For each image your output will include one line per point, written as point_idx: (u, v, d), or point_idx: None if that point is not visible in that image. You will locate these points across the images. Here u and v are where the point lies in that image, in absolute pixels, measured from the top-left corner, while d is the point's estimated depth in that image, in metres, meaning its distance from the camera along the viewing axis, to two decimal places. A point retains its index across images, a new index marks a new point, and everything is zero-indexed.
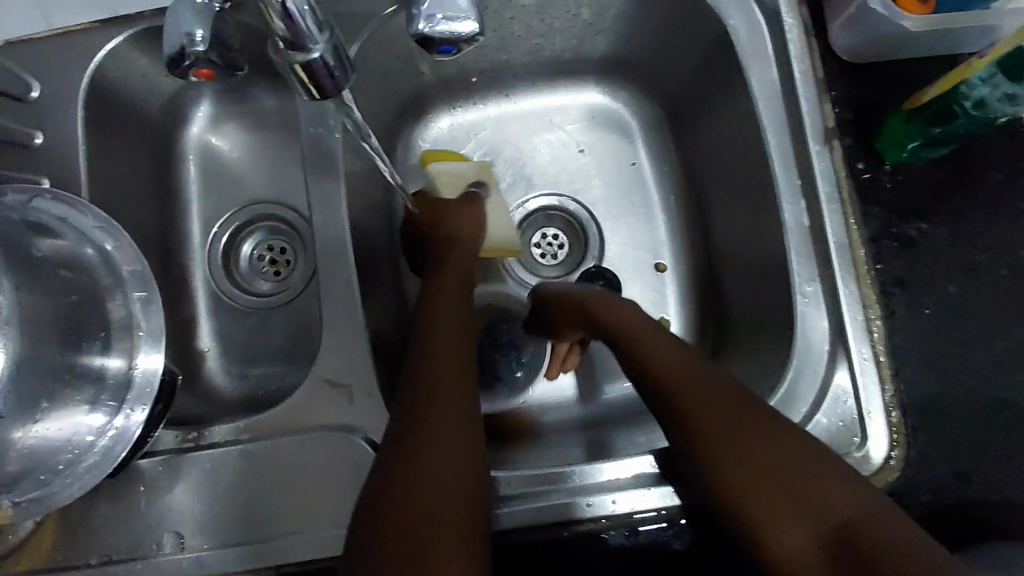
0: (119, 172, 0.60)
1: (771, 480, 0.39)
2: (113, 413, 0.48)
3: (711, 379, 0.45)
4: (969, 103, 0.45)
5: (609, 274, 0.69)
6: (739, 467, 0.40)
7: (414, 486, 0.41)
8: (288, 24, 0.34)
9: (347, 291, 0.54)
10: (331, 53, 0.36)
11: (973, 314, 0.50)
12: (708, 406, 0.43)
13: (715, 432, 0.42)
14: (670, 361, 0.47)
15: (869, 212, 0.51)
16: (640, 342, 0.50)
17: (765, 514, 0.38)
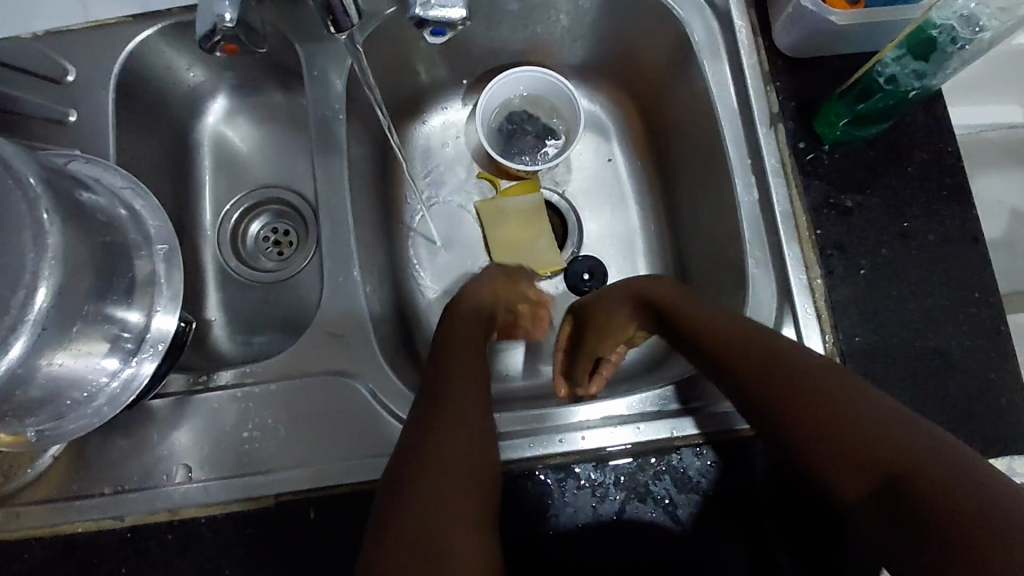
0: (141, 150, 0.66)
1: (835, 415, 0.41)
2: (126, 359, 0.53)
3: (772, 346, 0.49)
4: (882, 79, 0.49)
5: (586, 259, 0.77)
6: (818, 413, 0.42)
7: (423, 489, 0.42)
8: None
9: (345, 254, 0.60)
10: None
11: (904, 274, 0.56)
12: (773, 374, 0.47)
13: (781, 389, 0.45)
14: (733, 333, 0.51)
15: (810, 185, 0.58)
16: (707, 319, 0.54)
17: (850, 459, 0.40)
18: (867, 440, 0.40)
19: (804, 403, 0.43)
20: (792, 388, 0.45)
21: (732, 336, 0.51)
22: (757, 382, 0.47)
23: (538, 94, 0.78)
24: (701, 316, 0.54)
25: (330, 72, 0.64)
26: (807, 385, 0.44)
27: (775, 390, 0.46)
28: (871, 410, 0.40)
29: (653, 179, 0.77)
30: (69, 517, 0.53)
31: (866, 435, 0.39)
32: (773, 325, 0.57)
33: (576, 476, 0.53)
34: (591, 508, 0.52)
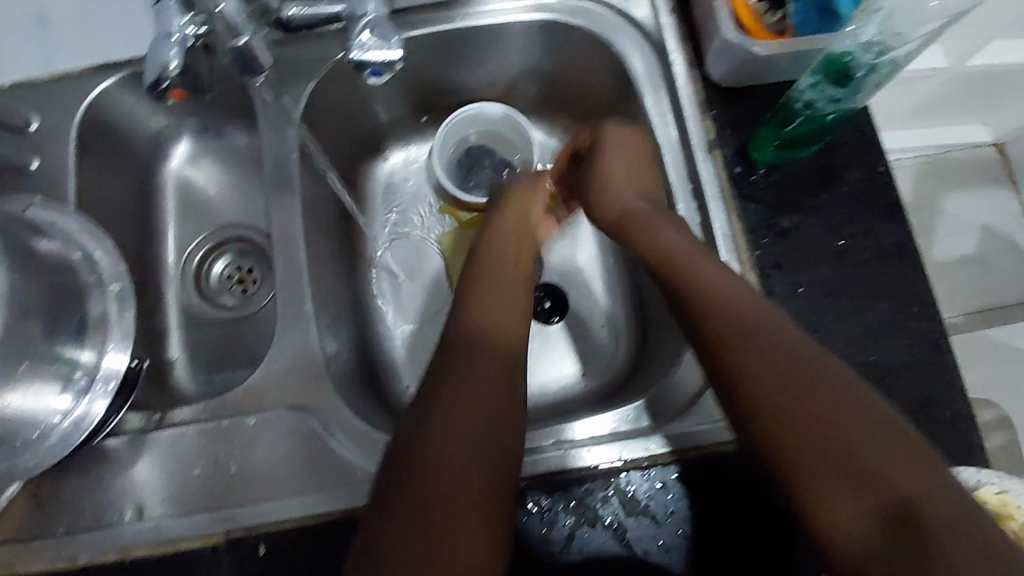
0: (104, 194, 0.68)
1: (835, 434, 0.42)
2: (79, 397, 0.54)
3: (779, 332, 0.47)
4: (800, 104, 0.52)
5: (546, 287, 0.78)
6: (816, 425, 0.42)
7: (423, 507, 0.42)
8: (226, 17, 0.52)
9: (299, 289, 0.61)
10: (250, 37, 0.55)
11: (842, 291, 0.58)
12: (781, 366, 0.45)
13: (783, 390, 0.44)
14: (740, 310, 0.49)
15: (748, 208, 0.59)
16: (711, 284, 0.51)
17: (845, 484, 0.40)
18: (862, 466, 0.40)
19: (806, 412, 0.43)
20: (798, 390, 0.44)
21: (740, 312, 0.49)
22: (758, 370, 0.46)
23: (494, 128, 0.81)
24: (703, 281, 0.52)
25: (284, 114, 0.66)
26: (813, 391, 0.44)
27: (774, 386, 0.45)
28: (874, 444, 0.41)
29: None
30: (22, 559, 0.54)
31: (863, 467, 0.40)
32: None
33: (531, 502, 0.54)
34: (553, 532, 0.53)
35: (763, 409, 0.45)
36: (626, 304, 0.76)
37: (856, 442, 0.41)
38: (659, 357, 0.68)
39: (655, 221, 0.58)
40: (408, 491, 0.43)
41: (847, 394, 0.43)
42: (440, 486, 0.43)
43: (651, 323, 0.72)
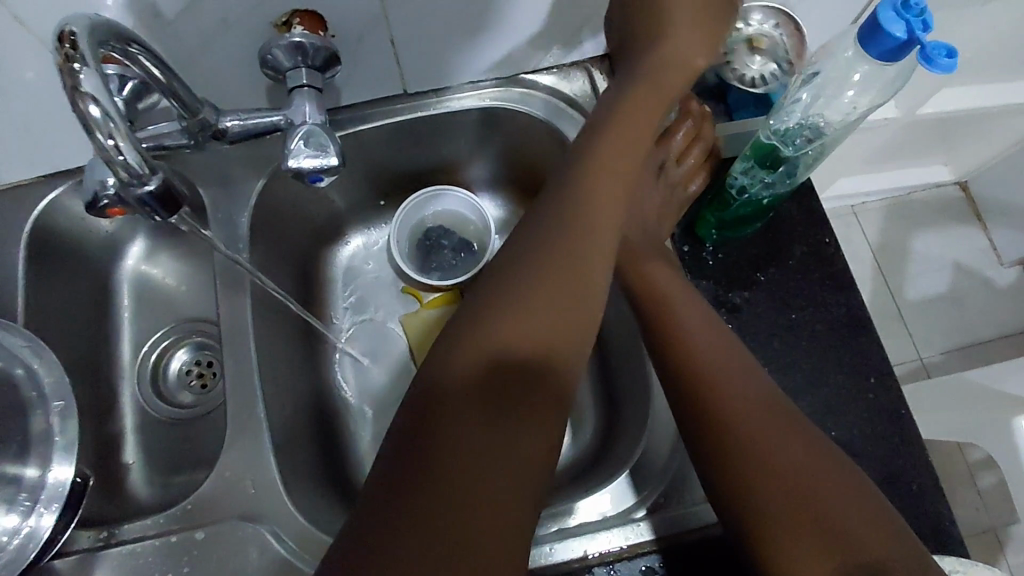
0: (54, 301, 0.67)
1: (794, 488, 0.41)
2: (26, 514, 0.52)
3: (753, 383, 0.47)
4: (735, 189, 0.53)
5: None
6: (776, 478, 0.42)
7: (449, 490, 0.41)
8: (129, 172, 0.43)
9: (252, 390, 0.60)
10: (160, 183, 0.46)
11: (796, 365, 0.58)
12: (747, 415, 0.45)
13: (762, 435, 0.44)
14: (712, 356, 0.48)
15: (698, 285, 0.60)
16: (680, 325, 0.50)
17: (814, 535, 0.40)
18: (835, 518, 0.40)
19: (786, 456, 0.43)
20: (772, 442, 0.43)
21: (711, 368, 0.48)
22: (739, 419, 0.45)
23: (450, 208, 0.81)
24: (676, 312, 0.51)
25: (235, 212, 0.67)
26: (779, 441, 0.43)
27: (754, 430, 0.44)
28: (845, 499, 0.41)
29: None
30: None
31: (826, 527, 0.40)
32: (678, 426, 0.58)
33: None
34: None
35: (743, 461, 0.43)
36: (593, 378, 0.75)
37: (828, 495, 0.41)
38: (625, 434, 0.67)
39: (645, 252, 0.56)
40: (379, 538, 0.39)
41: (816, 449, 0.43)
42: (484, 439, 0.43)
43: (617, 398, 0.71)
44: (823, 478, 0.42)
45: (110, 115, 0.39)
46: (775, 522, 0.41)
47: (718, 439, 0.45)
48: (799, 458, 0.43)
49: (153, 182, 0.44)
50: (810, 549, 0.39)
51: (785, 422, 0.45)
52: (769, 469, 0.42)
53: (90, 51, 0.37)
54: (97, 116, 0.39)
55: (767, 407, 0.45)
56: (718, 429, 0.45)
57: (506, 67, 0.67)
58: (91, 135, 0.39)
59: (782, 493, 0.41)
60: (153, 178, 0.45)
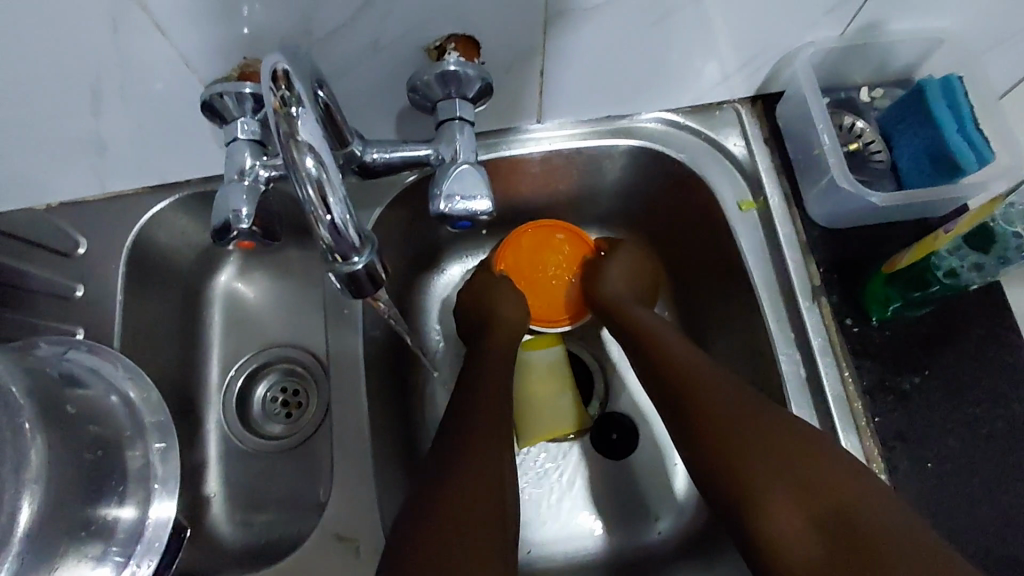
0: (148, 320, 0.63)
1: (767, 463, 0.48)
2: (119, 568, 0.46)
3: (718, 380, 0.54)
4: (941, 271, 0.49)
5: (620, 417, 0.71)
6: (751, 463, 0.49)
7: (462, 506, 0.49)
8: (334, 234, 0.35)
9: (358, 439, 0.56)
10: (368, 253, 0.39)
11: (974, 466, 0.51)
12: (733, 424, 0.51)
13: (731, 423, 0.51)
14: (691, 366, 0.55)
15: (863, 365, 0.53)
16: (662, 346, 0.58)
17: (789, 498, 0.47)
18: (806, 481, 0.47)
19: (758, 439, 0.49)
20: (746, 431, 0.50)
21: (695, 376, 0.54)
22: (714, 416, 0.52)
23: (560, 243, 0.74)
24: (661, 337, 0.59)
25: None
26: (756, 430, 0.50)
27: (728, 422, 0.51)
28: (814, 465, 0.47)
29: None
30: None
31: (802, 490, 0.47)
32: None
33: None
34: None
35: (723, 451, 0.50)
36: None
37: (798, 468, 0.48)
38: None
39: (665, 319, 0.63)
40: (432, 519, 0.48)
41: (790, 428, 0.50)
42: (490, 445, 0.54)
43: None
44: (798, 449, 0.48)
45: (325, 166, 0.33)
46: (756, 495, 0.48)
47: (698, 438, 0.52)
48: (771, 440, 0.49)
49: (363, 253, 0.37)
50: (790, 511, 0.46)
51: (759, 410, 0.51)
52: (746, 451, 0.50)
53: (305, 92, 0.33)
54: (309, 168, 0.33)
55: (739, 400, 0.52)
56: (701, 425, 0.52)
57: (648, 104, 0.62)
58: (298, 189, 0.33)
59: (758, 471, 0.48)
60: (361, 249, 0.38)
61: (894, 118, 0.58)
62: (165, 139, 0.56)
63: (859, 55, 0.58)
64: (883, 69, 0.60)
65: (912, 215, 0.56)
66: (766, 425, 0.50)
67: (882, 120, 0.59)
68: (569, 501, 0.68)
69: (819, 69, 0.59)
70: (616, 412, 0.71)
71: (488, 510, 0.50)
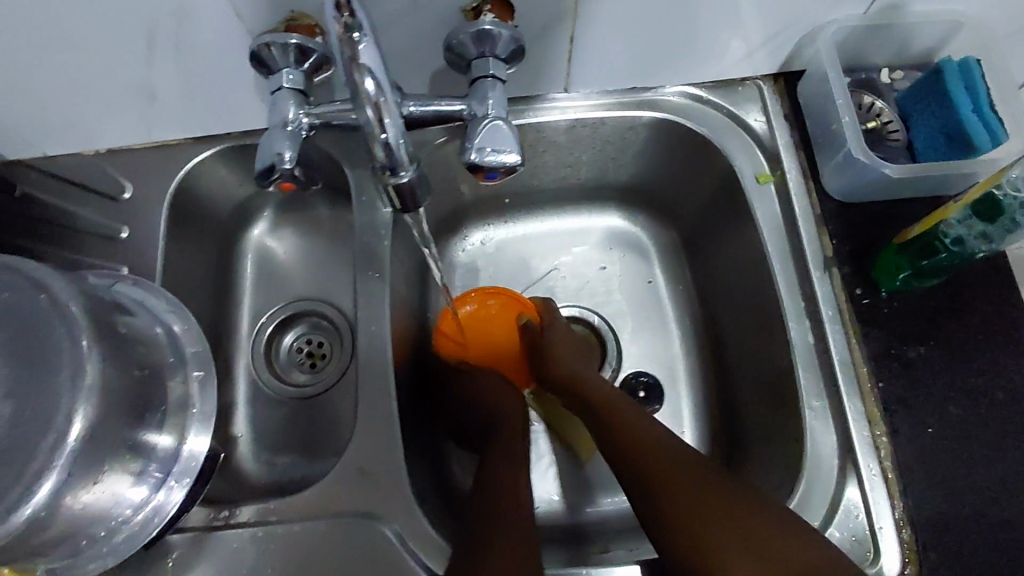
0: (186, 265, 0.67)
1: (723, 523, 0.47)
2: (156, 487, 0.51)
3: (669, 444, 0.53)
4: (949, 239, 0.50)
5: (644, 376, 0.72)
6: (704, 524, 0.47)
7: (512, 535, 0.49)
8: (386, 151, 0.38)
9: (382, 383, 0.59)
10: (415, 172, 0.41)
11: (974, 433, 0.52)
12: (718, 513, 0.48)
13: (686, 485, 0.50)
14: (642, 429, 0.54)
15: (870, 333, 0.55)
16: (629, 425, 0.54)
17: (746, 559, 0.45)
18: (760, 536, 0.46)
19: (712, 501, 0.48)
20: (698, 492, 0.49)
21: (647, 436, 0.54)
22: (667, 478, 0.50)
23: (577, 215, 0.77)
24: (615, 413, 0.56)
25: (377, 197, 0.65)
26: (709, 492, 0.49)
27: (679, 486, 0.50)
28: (765, 525, 0.47)
29: (695, 310, 0.74)
30: None
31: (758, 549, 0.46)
32: (836, 487, 0.53)
33: None
34: None
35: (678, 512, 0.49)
36: (712, 411, 0.70)
37: (752, 527, 0.47)
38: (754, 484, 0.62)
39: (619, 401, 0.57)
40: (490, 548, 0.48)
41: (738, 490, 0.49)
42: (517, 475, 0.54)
43: (737, 438, 0.66)
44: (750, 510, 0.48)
45: (383, 88, 0.35)
46: (711, 559, 0.46)
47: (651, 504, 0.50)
48: (724, 503, 0.48)
49: (411, 172, 0.40)
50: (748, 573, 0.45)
51: (710, 475, 0.50)
52: (698, 512, 0.48)
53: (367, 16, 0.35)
54: (369, 89, 0.35)
55: (687, 464, 0.51)
56: (654, 490, 0.50)
57: (673, 76, 0.64)
58: (359, 108, 0.36)
59: (712, 533, 0.47)
60: (409, 167, 0.40)
61: (911, 97, 0.60)
62: (212, 91, 0.59)
63: (882, 35, 0.59)
64: (904, 51, 0.61)
65: (927, 188, 0.57)
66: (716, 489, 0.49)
67: (900, 100, 0.61)
68: (578, 459, 0.70)
69: (842, 48, 0.60)
70: (635, 374, 0.72)
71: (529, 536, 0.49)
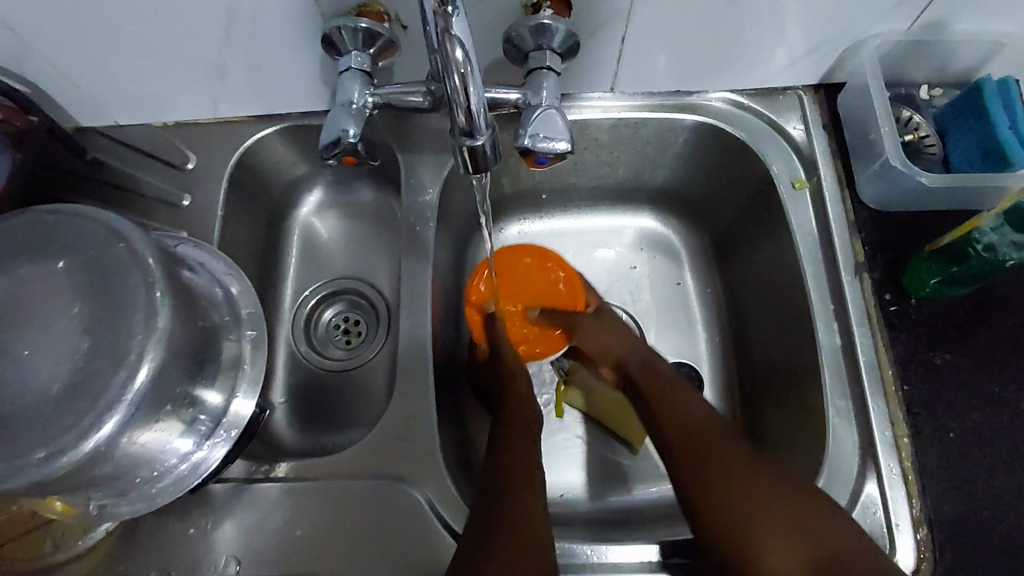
0: (239, 235, 0.70)
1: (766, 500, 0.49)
2: (199, 443, 0.54)
3: (719, 428, 0.55)
4: (981, 245, 0.52)
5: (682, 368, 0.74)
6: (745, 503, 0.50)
7: (517, 532, 0.49)
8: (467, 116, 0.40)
9: (421, 356, 0.61)
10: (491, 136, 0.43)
11: (996, 440, 0.54)
12: (761, 495, 0.50)
13: (737, 466, 0.52)
14: (691, 417, 0.57)
15: (897, 337, 0.57)
16: (676, 414, 0.57)
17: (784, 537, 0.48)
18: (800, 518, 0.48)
19: (758, 483, 0.51)
20: (745, 472, 0.51)
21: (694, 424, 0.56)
22: (713, 461, 0.53)
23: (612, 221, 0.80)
24: (664, 403, 0.59)
25: (425, 181, 0.68)
26: (757, 474, 0.51)
27: (728, 469, 0.52)
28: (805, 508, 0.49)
29: (722, 312, 0.76)
30: None
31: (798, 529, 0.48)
32: (855, 484, 0.54)
33: None
34: None
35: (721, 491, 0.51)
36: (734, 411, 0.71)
37: (793, 509, 0.49)
38: None
39: (669, 388, 0.60)
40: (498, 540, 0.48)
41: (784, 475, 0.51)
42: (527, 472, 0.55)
43: (758, 437, 0.68)
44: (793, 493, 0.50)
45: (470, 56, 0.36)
46: (752, 535, 0.48)
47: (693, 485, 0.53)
48: (768, 484, 0.50)
49: (488, 136, 0.41)
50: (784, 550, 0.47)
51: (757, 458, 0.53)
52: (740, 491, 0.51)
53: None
54: (456, 56, 0.37)
55: (734, 447, 0.54)
56: (697, 472, 0.53)
57: (716, 82, 0.66)
58: (446, 75, 0.37)
59: (755, 512, 0.49)
60: (485, 130, 0.42)
61: (948, 113, 0.61)
62: (279, 71, 0.63)
63: (922, 53, 0.61)
64: (943, 69, 0.63)
65: (959, 201, 0.59)
66: (765, 473, 0.51)
67: (937, 117, 0.63)
68: (601, 449, 0.72)
69: (883, 63, 0.62)
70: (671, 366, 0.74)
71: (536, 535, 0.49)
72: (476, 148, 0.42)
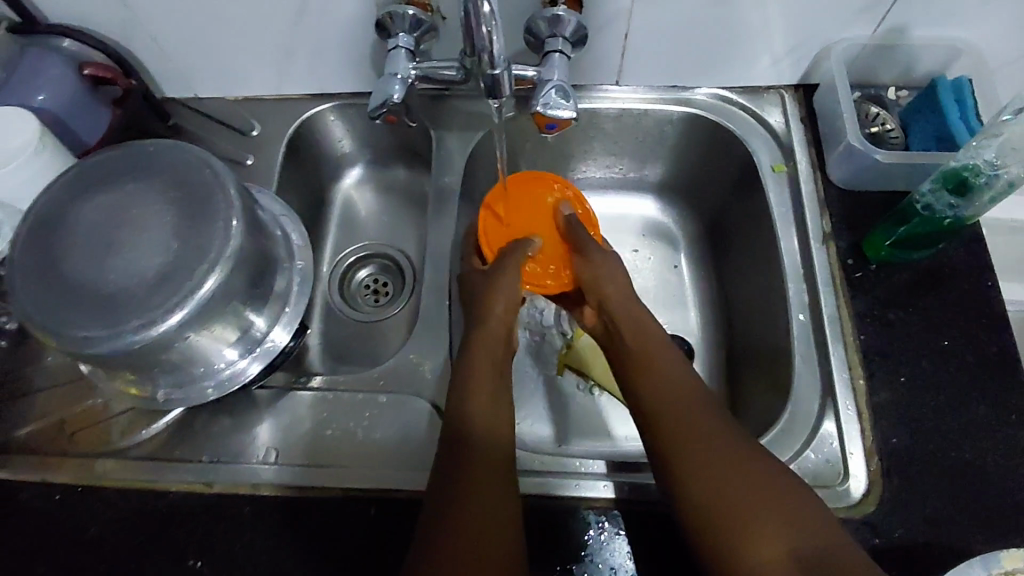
0: (291, 195, 0.81)
1: (746, 490, 0.49)
2: (241, 355, 0.63)
3: (705, 417, 0.56)
4: (920, 205, 0.61)
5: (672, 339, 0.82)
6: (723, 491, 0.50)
7: (476, 484, 0.52)
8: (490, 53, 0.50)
9: (441, 299, 0.71)
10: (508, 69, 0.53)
11: (942, 385, 0.61)
12: (742, 484, 0.50)
13: (719, 456, 0.52)
14: (676, 403, 0.57)
15: (857, 296, 0.65)
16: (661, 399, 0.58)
17: (766, 528, 0.47)
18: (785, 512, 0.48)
19: (740, 474, 0.51)
20: (727, 464, 0.51)
21: (675, 410, 0.56)
22: (695, 450, 0.53)
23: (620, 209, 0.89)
24: (649, 385, 0.59)
25: (452, 154, 0.78)
26: (740, 465, 0.51)
27: (711, 458, 0.52)
28: (789, 503, 0.49)
29: (712, 289, 0.84)
30: (165, 476, 0.61)
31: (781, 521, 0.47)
32: (814, 420, 0.61)
33: (585, 526, 0.57)
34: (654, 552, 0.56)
35: (703, 479, 0.51)
36: (720, 375, 0.79)
37: (777, 502, 0.48)
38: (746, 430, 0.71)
39: (656, 369, 0.61)
40: (458, 483, 0.52)
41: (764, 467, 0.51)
42: (489, 423, 0.58)
43: (738, 395, 0.75)
44: (775, 486, 0.50)
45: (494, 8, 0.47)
46: (735, 525, 0.48)
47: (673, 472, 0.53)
48: (748, 476, 0.50)
49: (504, 70, 0.52)
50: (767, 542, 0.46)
51: (737, 450, 0.52)
52: (720, 480, 0.51)
53: None
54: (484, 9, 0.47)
55: (717, 437, 0.54)
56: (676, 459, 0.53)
57: (710, 80, 0.77)
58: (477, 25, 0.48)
59: (736, 503, 0.49)
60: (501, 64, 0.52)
61: (911, 110, 0.71)
62: (336, 54, 0.74)
63: (887, 58, 0.71)
64: (908, 73, 0.73)
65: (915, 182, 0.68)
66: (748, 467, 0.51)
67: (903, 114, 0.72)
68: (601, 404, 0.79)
69: (854, 65, 0.72)
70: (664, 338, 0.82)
71: (493, 485, 0.53)
72: (495, 79, 0.53)
